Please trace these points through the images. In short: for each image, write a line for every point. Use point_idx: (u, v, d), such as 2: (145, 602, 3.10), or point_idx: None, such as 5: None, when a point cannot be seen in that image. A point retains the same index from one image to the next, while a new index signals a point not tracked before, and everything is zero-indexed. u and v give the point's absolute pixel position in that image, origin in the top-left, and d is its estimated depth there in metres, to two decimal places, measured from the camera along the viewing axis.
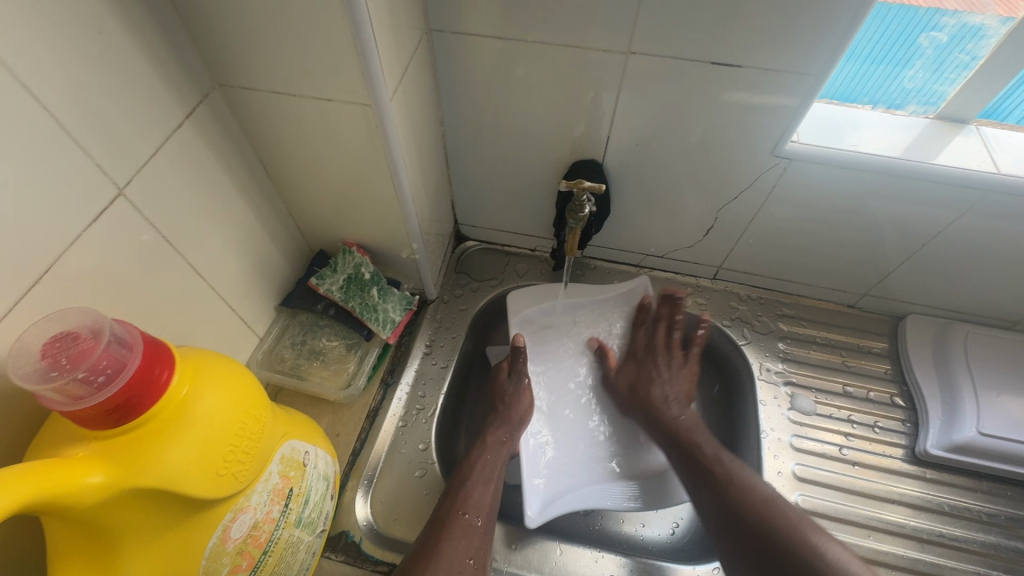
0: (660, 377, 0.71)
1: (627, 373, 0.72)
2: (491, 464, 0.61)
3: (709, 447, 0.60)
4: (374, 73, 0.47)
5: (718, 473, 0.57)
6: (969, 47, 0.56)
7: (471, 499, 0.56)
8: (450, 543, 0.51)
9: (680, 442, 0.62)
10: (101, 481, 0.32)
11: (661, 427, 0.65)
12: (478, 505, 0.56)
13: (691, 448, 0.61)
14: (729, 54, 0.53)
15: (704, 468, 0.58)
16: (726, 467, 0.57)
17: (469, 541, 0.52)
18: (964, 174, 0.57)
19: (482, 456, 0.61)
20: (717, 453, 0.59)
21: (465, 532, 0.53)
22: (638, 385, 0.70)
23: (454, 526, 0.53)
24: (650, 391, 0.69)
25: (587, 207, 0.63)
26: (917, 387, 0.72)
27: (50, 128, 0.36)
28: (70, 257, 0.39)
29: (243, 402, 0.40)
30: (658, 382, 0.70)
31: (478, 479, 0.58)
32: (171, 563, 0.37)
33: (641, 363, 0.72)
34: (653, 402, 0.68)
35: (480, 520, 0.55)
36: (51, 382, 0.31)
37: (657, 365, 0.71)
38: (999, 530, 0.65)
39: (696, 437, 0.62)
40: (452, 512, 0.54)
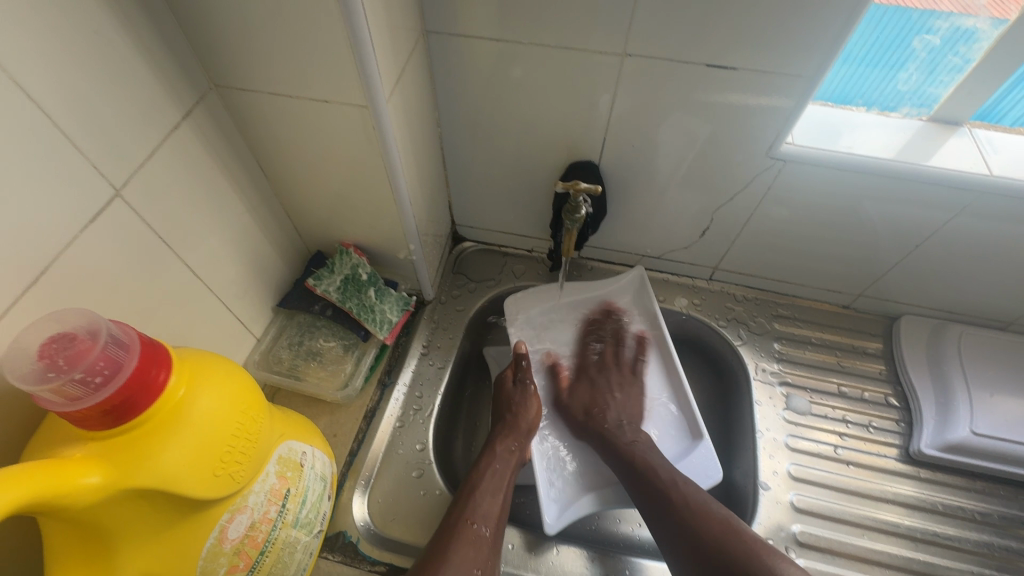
0: (610, 398, 0.70)
1: (582, 396, 0.71)
2: (499, 473, 0.61)
3: (664, 471, 0.59)
4: (371, 75, 0.47)
5: (673, 497, 0.56)
6: (962, 49, 0.57)
7: (480, 509, 0.56)
8: (459, 553, 0.51)
9: (634, 468, 0.61)
10: (98, 482, 0.32)
11: (613, 454, 0.63)
12: (487, 515, 0.56)
13: (647, 472, 0.59)
14: (724, 56, 0.54)
15: (657, 495, 0.57)
16: (681, 491, 0.56)
17: (476, 551, 0.52)
18: (957, 176, 0.58)
19: (491, 465, 0.61)
20: (673, 477, 0.58)
21: (473, 541, 0.53)
22: (594, 409, 0.69)
23: (462, 536, 0.53)
24: (605, 415, 0.68)
25: (584, 208, 0.63)
26: (911, 387, 0.73)
27: (47, 129, 0.36)
28: (67, 258, 0.40)
29: (240, 403, 0.41)
30: (609, 408, 0.69)
31: (488, 489, 0.59)
32: (167, 564, 0.37)
33: (594, 381, 0.72)
34: (606, 429, 0.66)
35: (488, 530, 0.55)
36: (48, 382, 0.31)
37: (608, 385, 0.71)
38: (992, 529, 0.65)
39: (651, 459, 0.61)
40: (460, 521, 0.55)
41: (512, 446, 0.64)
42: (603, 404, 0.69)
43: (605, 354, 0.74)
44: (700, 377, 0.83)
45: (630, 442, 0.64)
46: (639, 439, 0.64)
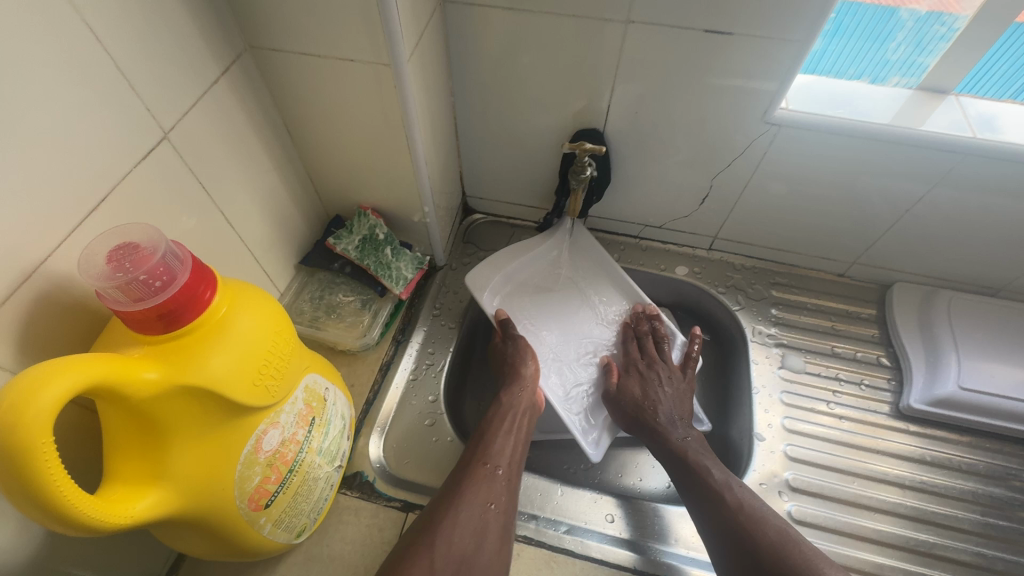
0: (661, 391, 0.70)
1: (633, 389, 0.70)
2: (510, 415, 0.64)
3: (718, 472, 0.59)
4: (394, 35, 0.50)
5: (728, 499, 0.56)
6: (945, 19, 0.60)
7: (492, 449, 0.59)
8: (472, 490, 0.54)
9: (686, 465, 0.61)
10: (156, 377, 0.36)
11: (663, 448, 0.64)
12: (500, 454, 0.59)
13: (697, 472, 0.60)
14: (723, 23, 0.57)
15: (709, 494, 0.58)
16: (734, 493, 0.57)
17: (490, 486, 0.55)
18: (944, 138, 0.61)
19: (501, 409, 0.64)
20: (726, 478, 0.59)
21: (486, 478, 0.56)
22: (645, 404, 0.68)
23: (474, 475, 0.56)
24: (657, 410, 0.67)
25: (589, 170, 0.67)
26: (902, 348, 0.76)
27: (106, 69, 0.41)
28: (119, 191, 0.44)
29: (275, 326, 0.45)
30: (659, 401, 0.68)
31: (499, 432, 0.61)
32: (212, 464, 0.41)
33: (644, 375, 0.71)
34: (659, 424, 0.66)
35: (501, 468, 0.57)
36: (114, 280, 0.36)
37: (658, 379, 0.71)
38: (979, 478, 0.68)
39: (703, 459, 0.61)
40: (472, 462, 0.57)
41: (517, 391, 0.66)
42: (650, 395, 0.69)
43: (649, 350, 0.74)
44: (699, 342, 0.87)
45: (681, 439, 0.64)
46: (690, 437, 0.65)
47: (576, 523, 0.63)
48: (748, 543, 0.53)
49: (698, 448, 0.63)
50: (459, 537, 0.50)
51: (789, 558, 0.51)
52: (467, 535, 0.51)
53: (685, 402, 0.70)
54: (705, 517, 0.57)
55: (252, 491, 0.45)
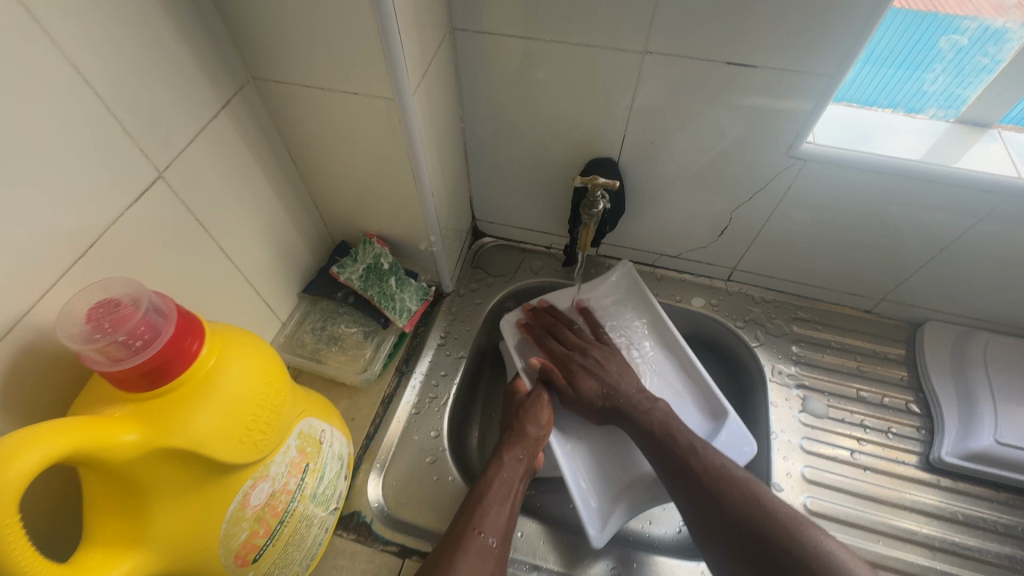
0: (605, 372, 0.67)
1: (587, 387, 0.66)
2: (508, 481, 0.60)
3: (683, 438, 0.60)
4: (398, 69, 0.49)
5: (694, 464, 0.57)
6: (990, 50, 0.55)
7: (487, 518, 0.56)
8: (465, 564, 0.52)
9: (656, 438, 0.60)
10: (135, 439, 0.35)
11: (638, 429, 0.62)
12: (494, 525, 0.56)
13: (667, 441, 0.60)
14: (746, 55, 0.54)
15: (679, 465, 0.57)
16: (700, 457, 0.57)
17: (482, 564, 0.52)
18: (986, 179, 0.57)
19: (499, 473, 0.61)
20: (692, 444, 0.59)
21: (479, 553, 0.53)
22: (606, 390, 0.66)
23: (468, 547, 0.53)
24: (619, 390, 0.65)
25: (601, 204, 0.64)
26: (933, 395, 0.72)
27: (97, 110, 0.39)
28: (112, 235, 0.43)
29: (266, 376, 0.43)
30: (612, 379, 0.67)
31: (495, 500, 0.58)
32: (193, 523, 0.39)
33: (587, 366, 0.68)
34: (624, 406, 0.64)
35: (494, 541, 0.55)
36: (94, 343, 0.35)
37: (598, 360, 0.69)
38: (1015, 541, 0.64)
39: (671, 425, 0.61)
40: (466, 532, 0.55)
41: (519, 455, 0.63)
42: (606, 378, 0.67)
43: (570, 339, 0.71)
44: (714, 378, 0.83)
45: (648, 411, 0.63)
46: (656, 406, 0.64)
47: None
48: (722, 507, 0.53)
49: (664, 416, 0.62)
50: None
51: (755, 512, 0.51)
52: None
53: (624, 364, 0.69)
54: (675, 484, 0.57)
55: (238, 547, 0.43)
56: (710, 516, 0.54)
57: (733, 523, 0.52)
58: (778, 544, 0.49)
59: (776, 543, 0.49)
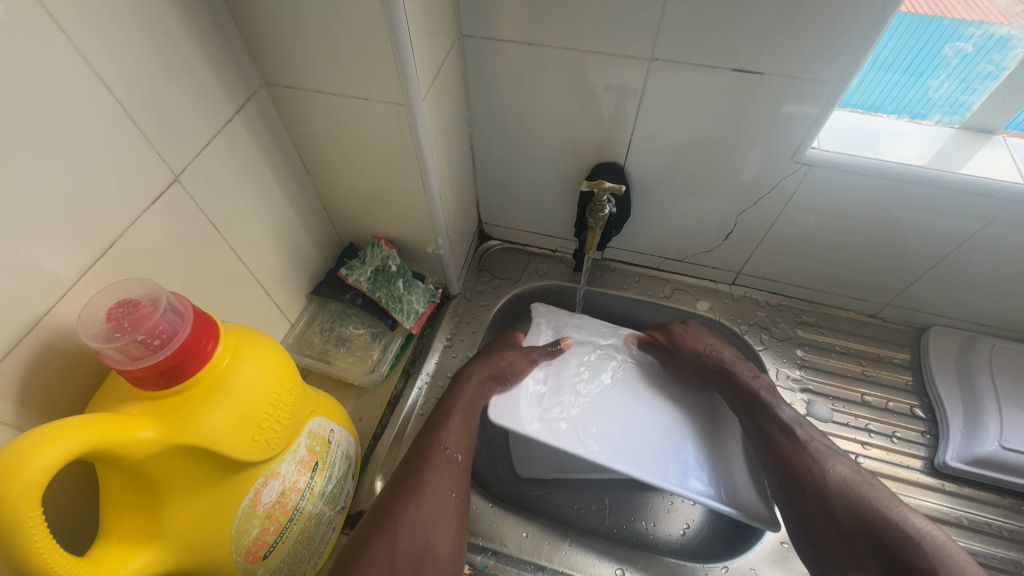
0: (717, 340, 0.72)
1: (688, 345, 0.71)
2: (468, 402, 0.64)
3: (788, 410, 0.63)
4: (408, 75, 0.50)
5: (798, 433, 0.60)
6: (995, 57, 0.56)
7: (450, 434, 0.60)
8: (434, 478, 0.56)
9: (760, 404, 0.64)
10: (152, 436, 0.36)
11: (742, 389, 0.66)
12: (458, 443, 0.60)
13: (770, 408, 0.63)
14: (752, 61, 0.54)
15: (784, 430, 0.61)
16: (805, 429, 0.61)
17: (450, 475, 0.57)
18: (992, 185, 0.57)
19: (460, 395, 0.64)
20: (796, 417, 0.62)
21: (446, 466, 0.57)
22: (705, 352, 0.70)
23: (436, 461, 0.57)
24: (724, 354, 0.69)
25: (608, 207, 0.66)
26: (938, 400, 0.72)
27: (119, 115, 0.41)
28: (130, 236, 0.44)
29: (278, 374, 0.44)
30: (720, 347, 0.70)
31: (455, 417, 0.62)
32: (205, 518, 0.40)
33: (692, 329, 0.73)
34: (724, 367, 0.68)
35: (459, 457, 0.59)
36: (114, 341, 0.36)
37: (707, 331, 0.73)
38: (1020, 546, 0.64)
39: (775, 398, 0.64)
40: (432, 449, 0.58)
41: (480, 376, 0.66)
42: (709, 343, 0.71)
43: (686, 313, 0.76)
44: None
45: (755, 376, 0.67)
46: (761, 374, 0.67)
47: None
48: (821, 484, 0.56)
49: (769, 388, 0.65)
50: (420, 524, 0.52)
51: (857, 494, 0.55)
52: (430, 522, 0.53)
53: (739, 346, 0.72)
54: (770, 457, 0.61)
55: (249, 543, 0.44)
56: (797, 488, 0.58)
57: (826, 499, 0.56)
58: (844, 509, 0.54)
59: (840, 513, 0.54)
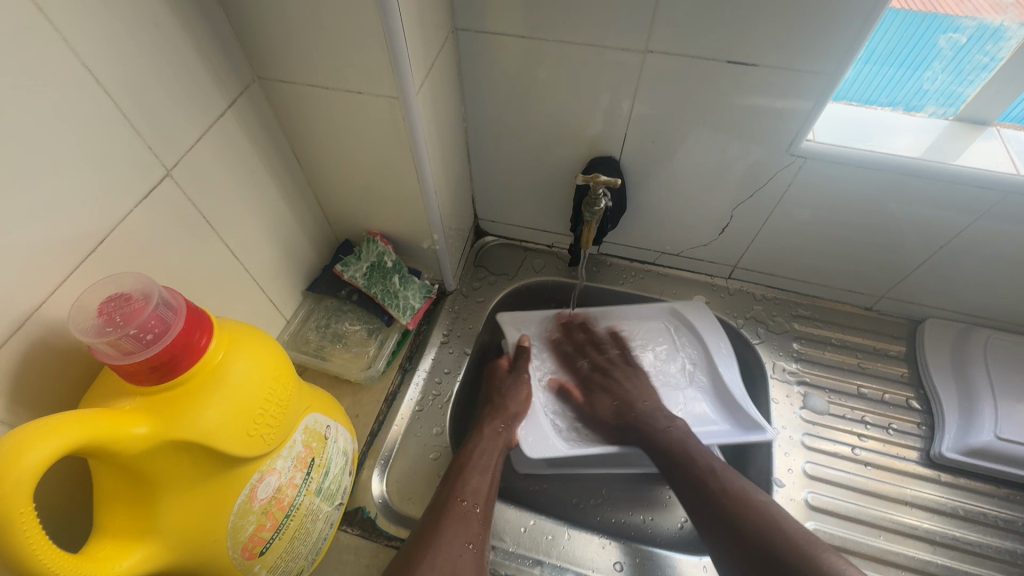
0: (626, 390, 0.72)
1: (603, 404, 0.71)
2: (487, 453, 0.62)
3: (702, 459, 0.61)
4: (402, 68, 0.49)
5: (712, 485, 0.57)
6: (988, 48, 0.56)
7: (469, 485, 0.58)
8: (450, 530, 0.53)
9: (673, 456, 0.62)
10: (146, 432, 0.35)
11: (649, 442, 0.65)
12: (476, 492, 0.58)
13: (684, 459, 0.61)
14: (747, 53, 0.54)
15: (697, 483, 0.59)
16: (720, 478, 0.58)
17: (467, 526, 0.54)
18: (986, 175, 0.57)
19: (478, 446, 0.63)
20: (710, 464, 0.60)
21: (463, 517, 0.55)
22: (623, 407, 0.70)
23: (452, 513, 0.55)
24: (636, 407, 0.69)
25: (603, 202, 0.65)
26: (934, 391, 0.72)
27: (108, 108, 0.40)
28: (121, 231, 0.43)
29: (273, 370, 0.43)
30: (635, 399, 0.70)
31: (475, 468, 0.60)
32: (200, 515, 0.40)
33: (607, 386, 0.73)
34: (639, 419, 0.68)
35: (477, 507, 0.56)
36: (105, 336, 0.35)
37: (619, 381, 0.73)
38: (1015, 536, 0.65)
39: (687, 445, 0.63)
40: (449, 501, 0.56)
41: (500, 428, 0.66)
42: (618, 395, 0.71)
43: (597, 359, 0.76)
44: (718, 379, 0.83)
45: (665, 428, 0.66)
46: (674, 424, 0.66)
47: (582, 571, 0.61)
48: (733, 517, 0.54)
49: (682, 436, 0.64)
50: None
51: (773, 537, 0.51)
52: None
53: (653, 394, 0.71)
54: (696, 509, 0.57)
55: (245, 540, 0.44)
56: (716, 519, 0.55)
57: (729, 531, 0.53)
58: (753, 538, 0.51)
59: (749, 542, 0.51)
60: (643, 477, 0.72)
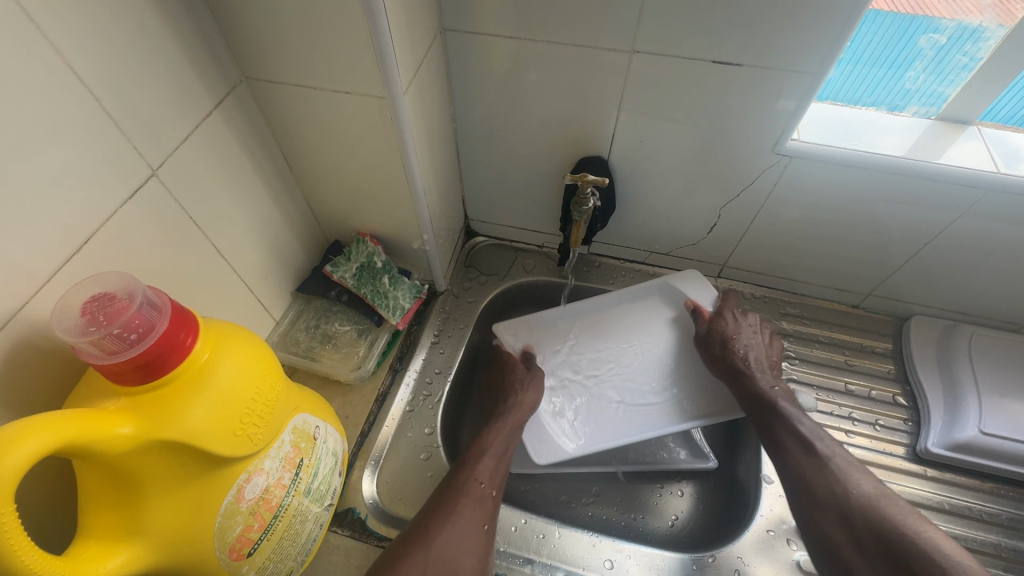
0: (750, 341, 0.71)
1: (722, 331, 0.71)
2: (505, 438, 0.63)
3: (807, 423, 0.63)
4: (389, 69, 0.49)
5: (821, 448, 0.59)
6: (968, 49, 0.57)
7: (486, 469, 0.59)
8: (466, 509, 0.54)
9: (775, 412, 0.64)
10: (130, 432, 0.35)
11: (751, 394, 0.67)
12: (491, 477, 0.59)
13: (784, 417, 0.63)
14: (732, 54, 0.55)
15: (803, 442, 0.60)
16: (826, 443, 0.60)
17: (481, 507, 0.55)
18: (967, 173, 0.58)
19: (496, 431, 0.64)
20: (815, 430, 0.62)
21: (478, 499, 0.56)
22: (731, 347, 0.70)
23: (469, 493, 0.56)
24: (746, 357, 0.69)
25: (592, 201, 0.66)
26: (919, 387, 0.73)
27: (93, 107, 0.40)
28: (106, 232, 0.43)
29: (260, 369, 0.43)
30: (749, 350, 0.70)
31: (493, 453, 0.61)
32: (187, 516, 0.40)
33: (734, 324, 0.72)
34: (743, 368, 0.68)
35: (492, 492, 0.58)
36: (88, 336, 0.35)
37: (747, 332, 0.72)
38: (1000, 529, 0.65)
39: (788, 405, 0.64)
40: (467, 480, 0.57)
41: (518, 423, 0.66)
42: (742, 341, 0.71)
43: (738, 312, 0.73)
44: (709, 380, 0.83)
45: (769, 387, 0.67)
46: (778, 385, 0.67)
47: (574, 569, 0.61)
48: (841, 499, 0.55)
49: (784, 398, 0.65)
50: (452, 555, 0.50)
51: (868, 512, 0.53)
52: (460, 554, 0.51)
53: (771, 350, 0.72)
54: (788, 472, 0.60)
55: (233, 541, 0.44)
56: (812, 500, 0.56)
57: (828, 506, 0.55)
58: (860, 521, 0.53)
59: (856, 524, 0.53)
60: (634, 477, 0.73)
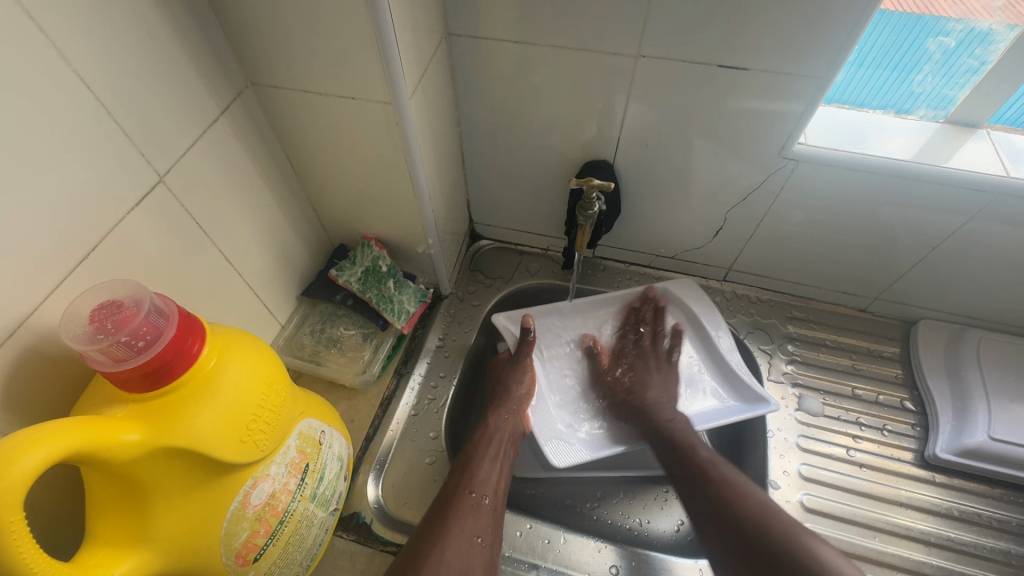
0: (650, 378, 0.71)
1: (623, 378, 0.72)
2: (497, 443, 0.63)
3: (703, 451, 0.60)
4: (396, 74, 0.49)
5: (712, 475, 0.57)
6: (977, 52, 0.56)
7: (479, 477, 0.58)
8: (459, 522, 0.53)
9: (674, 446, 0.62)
10: (137, 439, 0.35)
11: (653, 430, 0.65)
12: (485, 484, 0.57)
13: (685, 451, 0.61)
14: (737, 58, 0.55)
15: (694, 474, 0.58)
16: (719, 469, 0.58)
17: (476, 517, 0.54)
18: (976, 177, 0.57)
19: (487, 435, 0.63)
20: (711, 457, 0.59)
21: (472, 508, 0.54)
22: (636, 388, 0.70)
23: (462, 505, 0.54)
24: (645, 393, 0.69)
25: (597, 205, 0.66)
26: (928, 392, 0.72)
27: (99, 114, 0.40)
28: (114, 237, 0.43)
29: (266, 376, 0.43)
30: (649, 386, 0.70)
31: (485, 460, 0.60)
32: (193, 523, 0.40)
33: (633, 364, 0.73)
34: (648, 407, 0.68)
35: (487, 499, 0.56)
36: (97, 343, 0.35)
37: (648, 367, 0.72)
38: (1010, 536, 0.65)
39: (690, 438, 0.62)
40: (459, 492, 0.56)
41: (506, 415, 0.66)
42: (638, 379, 0.71)
43: (643, 340, 0.75)
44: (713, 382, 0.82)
45: (668, 419, 0.66)
46: (679, 416, 0.66)
47: None
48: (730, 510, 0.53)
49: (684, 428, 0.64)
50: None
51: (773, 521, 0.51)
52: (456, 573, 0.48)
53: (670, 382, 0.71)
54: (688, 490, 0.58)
55: (239, 547, 0.44)
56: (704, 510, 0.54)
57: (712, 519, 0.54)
58: (755, 538, 0.50)
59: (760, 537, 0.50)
60: (642, 482, 0.72)
